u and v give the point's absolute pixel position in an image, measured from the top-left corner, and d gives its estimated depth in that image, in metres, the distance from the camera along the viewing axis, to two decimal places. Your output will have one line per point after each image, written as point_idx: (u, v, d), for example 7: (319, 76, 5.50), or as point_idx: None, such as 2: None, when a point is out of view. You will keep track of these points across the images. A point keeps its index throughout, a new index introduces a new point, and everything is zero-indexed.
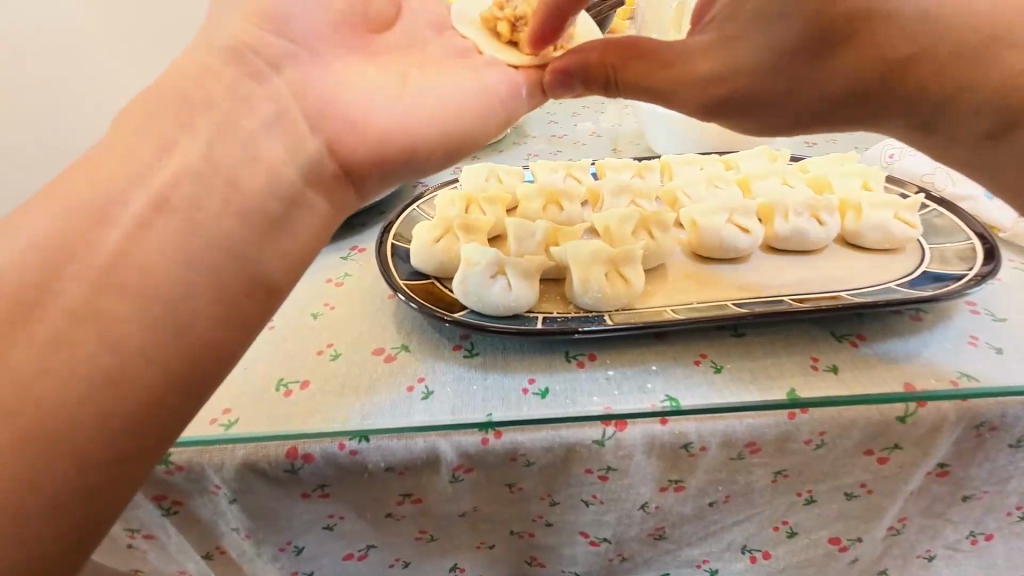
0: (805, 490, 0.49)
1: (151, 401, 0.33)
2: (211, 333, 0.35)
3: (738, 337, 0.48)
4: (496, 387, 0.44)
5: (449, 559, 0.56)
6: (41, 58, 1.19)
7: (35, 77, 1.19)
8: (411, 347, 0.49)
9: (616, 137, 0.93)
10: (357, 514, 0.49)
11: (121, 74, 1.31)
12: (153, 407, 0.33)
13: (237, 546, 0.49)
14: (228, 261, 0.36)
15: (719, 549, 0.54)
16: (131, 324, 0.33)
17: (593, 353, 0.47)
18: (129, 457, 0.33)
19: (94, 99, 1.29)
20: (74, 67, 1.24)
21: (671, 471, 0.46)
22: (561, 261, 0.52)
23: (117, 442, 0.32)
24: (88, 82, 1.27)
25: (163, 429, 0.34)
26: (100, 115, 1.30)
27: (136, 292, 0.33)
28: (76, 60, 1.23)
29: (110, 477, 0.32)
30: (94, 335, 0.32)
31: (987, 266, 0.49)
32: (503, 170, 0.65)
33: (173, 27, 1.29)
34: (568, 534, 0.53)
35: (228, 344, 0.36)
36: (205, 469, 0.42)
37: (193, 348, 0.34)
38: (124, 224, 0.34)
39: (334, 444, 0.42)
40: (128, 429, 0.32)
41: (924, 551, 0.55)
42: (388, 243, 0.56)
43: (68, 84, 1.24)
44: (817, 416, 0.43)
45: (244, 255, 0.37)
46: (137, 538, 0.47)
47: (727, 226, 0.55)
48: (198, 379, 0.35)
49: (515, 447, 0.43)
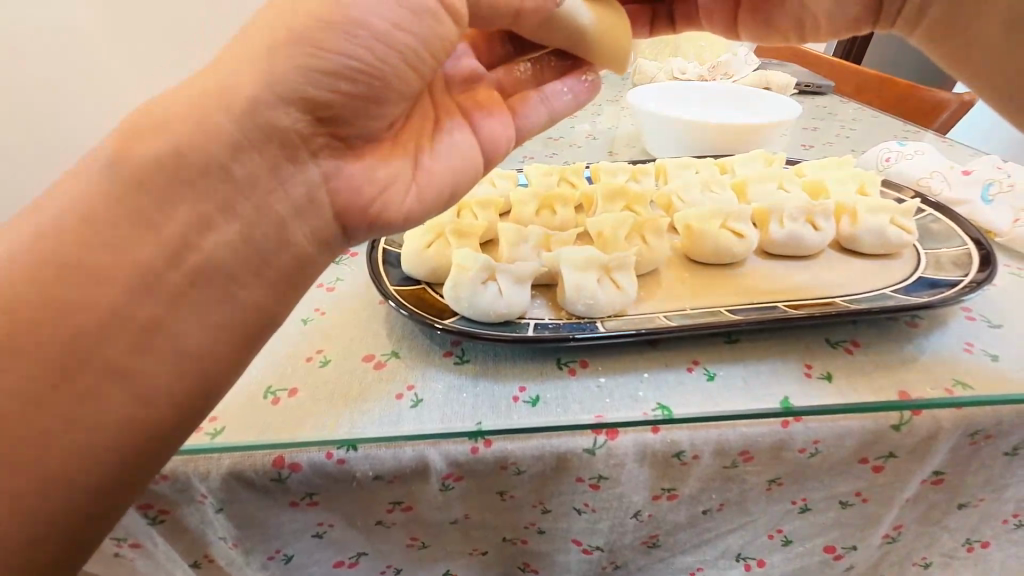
0: (800, 498, 0.49)
1: (153, 413, 0.33)
2: (213, 343, 0.35)
3: (732, 343, 0.47)
4: (487, 394, 0.44)
5: (440, 567, 0.55)
6: (40, 58, 1.20)
7: (35, 77, 1.21)
8: (401, 354, 0.48)
9: (613, 139, 0.92)
10: (347, 522, 0.49)
11: (120, 74, 1.29)
12: (153, 417, 0.33)
13: (226, 555, 0.48)
14: (223, 268, 0.35)
15: (713, 557, 0.53)
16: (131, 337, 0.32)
17: (585, 360, 0.46)
18: (125, 470, 0.33)
19: (94, 99, 1.29)
20: (73, 67, 1.23)
21: (663, 479, 0.45)
22: (553, 267, 0.51)
23: (116, 450, 0.32)
24: (88, 82, 1.26)
25: (159, 441, 0.34)
26: (99, 116, 1.31)
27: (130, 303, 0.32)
28: (75, 60, 1.23)
29: (104, 487, 0.32)
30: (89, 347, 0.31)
31: (982, 272, 0.48)
32: (496, 173, 0.65)
33: (170, 27, 1.27)
34: (561, 541, 0.52)
35: (229, 354, 0.36)
36: (191, 479, 0.42)
37: (196, 360, 0.34)
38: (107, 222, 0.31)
39: (322, 453, 0.42)
40: (123, 445, 0.32)
41: (920, 559, 0.55)
42: (379, 248, 0.55)
43: (68, 84, 1.24)
44: (811, 424, 0.43)
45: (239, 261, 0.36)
46: (124, 546, 0.46)
47: (721, 231, 0.55)
48: (193, 393, 0.35)
49: (505, 456, 0.43)
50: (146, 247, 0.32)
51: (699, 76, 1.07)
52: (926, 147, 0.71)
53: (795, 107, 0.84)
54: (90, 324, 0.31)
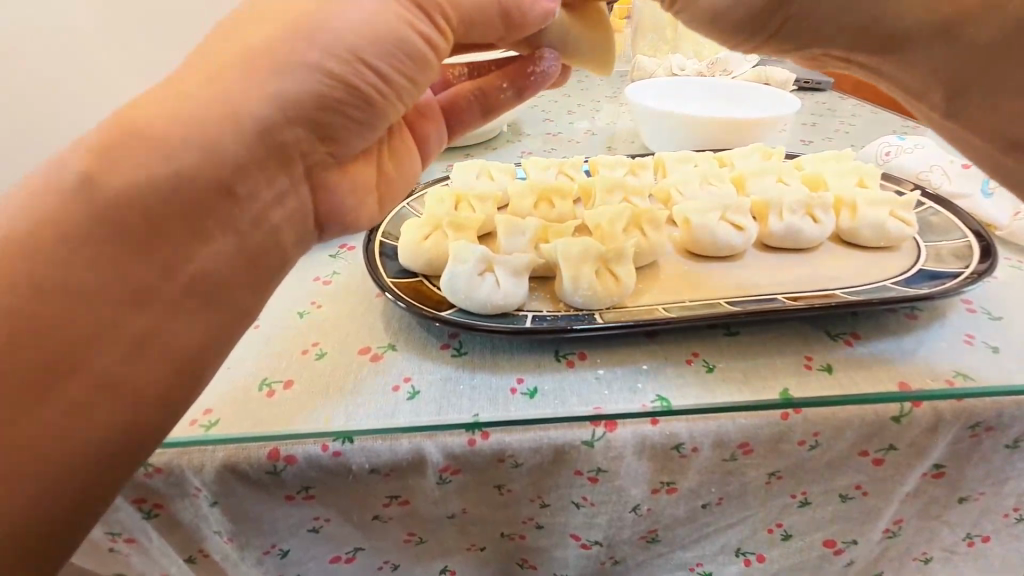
0: (800, 492, 0.48)
1: (141, 410, 0.33)
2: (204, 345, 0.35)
3: (731, 336, 0.47)
4: (484, 387, 0.44)
5: (438, 563, 0.55)
6: (40, 58, 1.15)
7: (40, 78, 1.17)
8: (397, 346, 0.48)
9: (612, 135, 0.92)
10: (343, 517, 0.48)
11: (121, 74, 1.28)
12: (142, 415, 0.33)
13: (221, 550, 0.48)
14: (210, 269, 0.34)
15: (712, 552, 0.53)
16: (123, 347, 0.32)
17: (583, 352, 0.46)
18: (120, 470, 0.33)
19: (94, 99, 1.26)
20: (74, 67, 1.21)
21: (662, 473, 0.45)
22: (550, 259, 0.51)
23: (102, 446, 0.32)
24: (89, 82, 1.24)
25: (149, 446, 0.34)
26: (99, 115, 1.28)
27: (119, 310, 0.31)
28: (77, 60, 1.20)
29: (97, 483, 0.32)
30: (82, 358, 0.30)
31: (982, 264, 0.48)
32: (494, 167, 0.65)
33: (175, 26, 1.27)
34: (559, 536, 0.52)
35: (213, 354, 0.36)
36: (185, 473, 0.41)
37: (186, 363, 0.34)
38: (92, 228, 0.30)
39: (317, 446, 0.41)
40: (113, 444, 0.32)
41: (919, 554, 0.55)
42: (376, 241, 0.55)
43: (69, 84, 1.21)
44: (811, 417, 0.43)
45: (229, 263, 0.35)
46: (118, 542, 0.46)
47: (719, 224, 0.54)
48: (178, 394, 0.35)
49: (502, 449, 0.42)
50: (129, 254, 0.31)
51: (698, 73, 1.07)
52: (926, 142, 0.71)
53: (794, 102, 0.84)
54: (80, 338, 0.30)
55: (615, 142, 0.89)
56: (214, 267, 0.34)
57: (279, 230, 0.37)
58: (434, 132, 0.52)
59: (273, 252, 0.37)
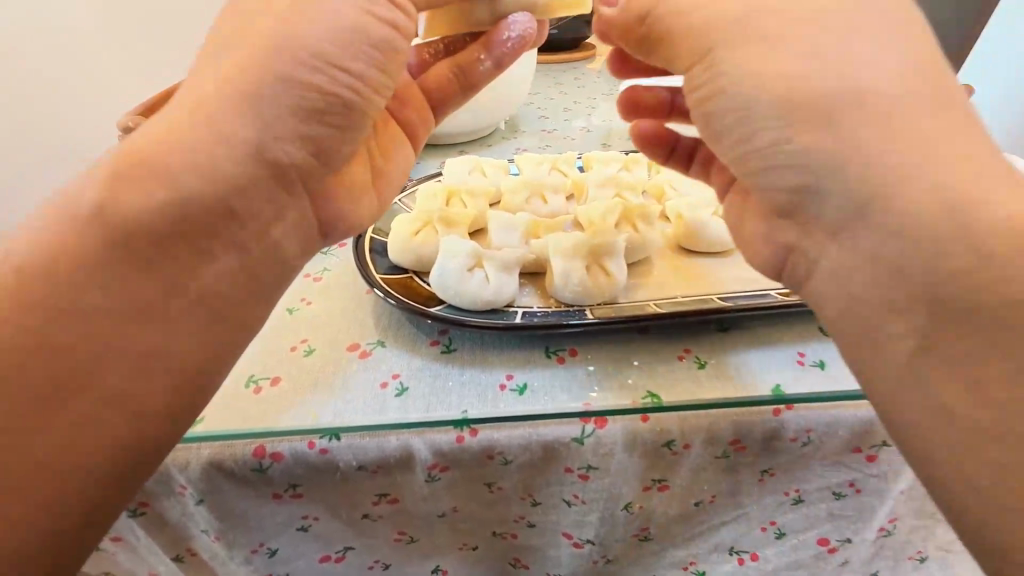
0: (793, 489, 0.48)
1: (140, 426, 0.33)
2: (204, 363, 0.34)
3: (723, 331, 0.46)
4: (472, 383, 0.43)
5: (430, 562, 0.54)
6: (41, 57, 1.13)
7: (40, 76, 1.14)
8: (387, 343, 0.47)
9: (608, 132, 0.91)
10: (332, 515, 0.48)
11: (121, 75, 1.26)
12: (140, 431, 0.33)
13: (208, 549, 0.47)
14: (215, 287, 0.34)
15: (706, 551, 0.53)
16: (128, 367, 0.32)
17: (574, 348, 0.46)
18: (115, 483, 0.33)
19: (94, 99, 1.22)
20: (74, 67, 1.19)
21: (653, 470, 0.45)
22: (541, 254, 0.51)
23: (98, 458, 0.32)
24: (88, 82, 1.21)
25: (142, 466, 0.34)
26: (100, 117, 1.24)
27: (125, 330, 0.32)
28: (77, 60, 1.18)
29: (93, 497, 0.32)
30: (88, 377, 0.31)
31: None
32: (487, 163, 0.64)
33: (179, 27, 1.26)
34: (551, 535, 0.51)
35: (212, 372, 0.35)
36: (171, 469, 0.41)
37: (185, 381, 0.34)
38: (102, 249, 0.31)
39: (303, 443, 0.41)
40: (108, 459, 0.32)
41: (915, 552, 0.54)
42: (366, 237, 0.54)
43: (68, 84, 1.18)
44: (803, 413, 0.42)
45: (230, 280, 0.34)
46: (104, 541, 0.46)
47: (713, 219, 0.54)
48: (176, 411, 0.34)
49: (491, 445, 0.42)
50: (135, 276, 0.32)
51: None
52: None
53: None
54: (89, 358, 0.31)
55: (611, 139, 0.88)
56: (217, 283, 0.34)
57: (277, 244, 0.36)
58: (420, 119, 0.47)
59: (275, 266, 0.36)
